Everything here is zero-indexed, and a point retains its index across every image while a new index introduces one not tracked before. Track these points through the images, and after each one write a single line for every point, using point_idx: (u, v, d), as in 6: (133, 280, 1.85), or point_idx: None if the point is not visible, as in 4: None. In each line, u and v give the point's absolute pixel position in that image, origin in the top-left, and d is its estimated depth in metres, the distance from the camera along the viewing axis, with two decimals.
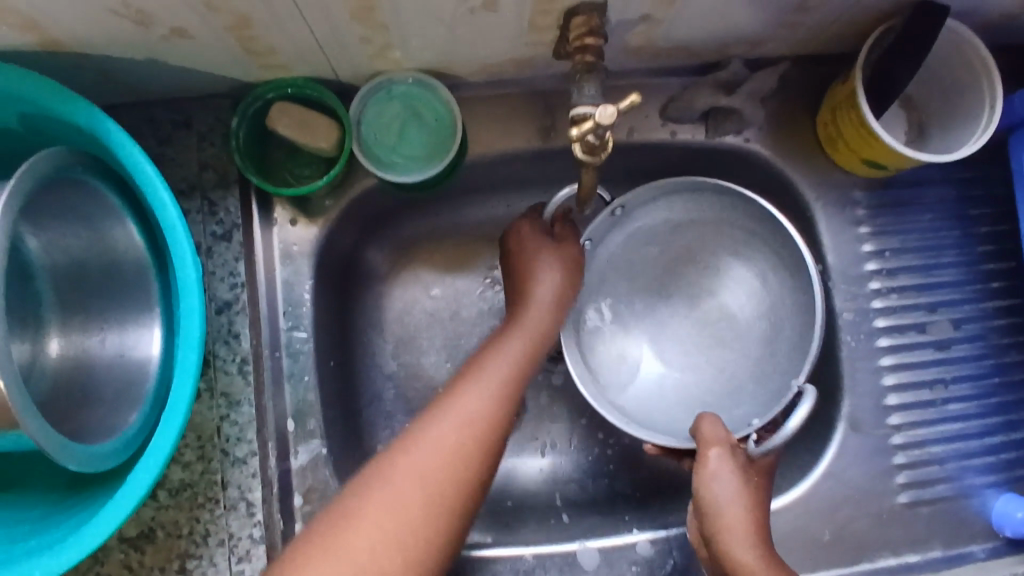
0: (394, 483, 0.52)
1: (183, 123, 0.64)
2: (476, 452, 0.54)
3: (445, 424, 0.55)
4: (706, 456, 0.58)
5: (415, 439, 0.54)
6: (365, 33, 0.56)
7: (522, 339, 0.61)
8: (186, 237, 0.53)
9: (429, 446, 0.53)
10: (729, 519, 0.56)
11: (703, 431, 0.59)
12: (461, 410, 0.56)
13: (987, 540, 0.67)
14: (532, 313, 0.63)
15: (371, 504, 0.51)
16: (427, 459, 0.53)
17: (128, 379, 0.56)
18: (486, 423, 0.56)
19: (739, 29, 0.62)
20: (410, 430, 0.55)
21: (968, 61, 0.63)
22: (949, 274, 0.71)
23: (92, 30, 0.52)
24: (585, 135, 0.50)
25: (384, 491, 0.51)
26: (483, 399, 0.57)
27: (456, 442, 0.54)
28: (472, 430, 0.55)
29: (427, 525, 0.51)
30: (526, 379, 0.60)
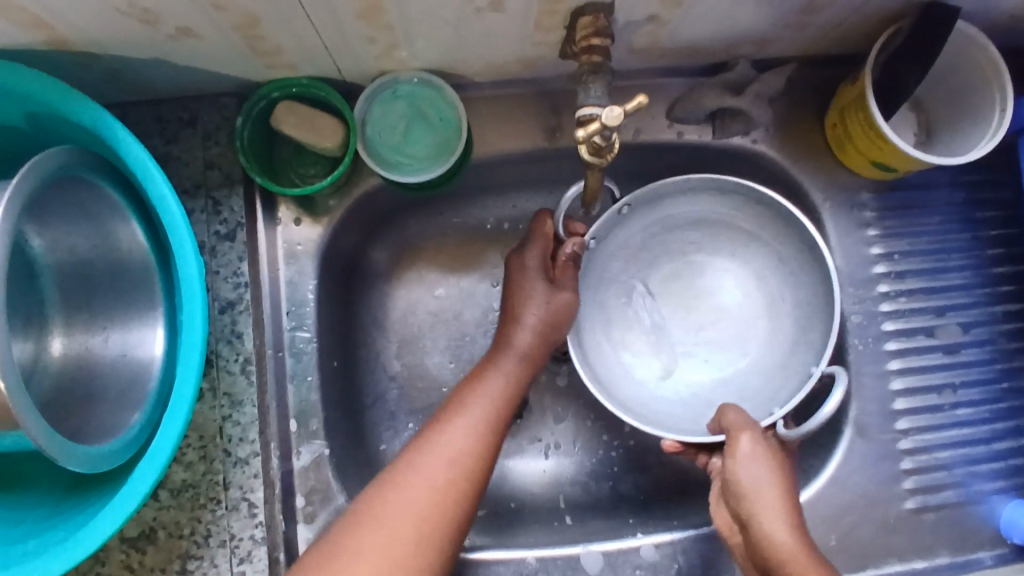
0: (385, 521, 0.52)
1: (188, 121, 0.63)
2: (465, 488, 0.55)
3: (433, 461, 0.55)
4: (737, 440, 0.57)
5: (403, 478, 0.54)
6: (370, 33, 0.56)
7: (499, 371, 0.61)
8: (190, 238, 0.52)
9: (417, 483, 0.54)
10: (763, 498, 0.55)
11: (730, 418, 0.59)
12: (445, 449, 0.55)
13: (995, 548, 0.66)
14: (513, 341, 0.62)
15: (365, 539, 0.51)
16: (418, 495, 0.53)
17: (131, 379, 0.56)
18: (473, 457, 0.56)
19: (747, 30, 0.61)
20: (397, 468, 0.55)
21: (978, 64, 0.62)
22: (958, 277, 0.70)
23: (97, 28, 0.51)
24: (591, 136, 0.50)
25: (376, 528, 0.51)
26: (467, 434, 0.57)
27: (444, 478, 0.54)
28: (457, 465, 0.55)
29: (420, 558, 0.51)
30: (507, 409, 0.60)
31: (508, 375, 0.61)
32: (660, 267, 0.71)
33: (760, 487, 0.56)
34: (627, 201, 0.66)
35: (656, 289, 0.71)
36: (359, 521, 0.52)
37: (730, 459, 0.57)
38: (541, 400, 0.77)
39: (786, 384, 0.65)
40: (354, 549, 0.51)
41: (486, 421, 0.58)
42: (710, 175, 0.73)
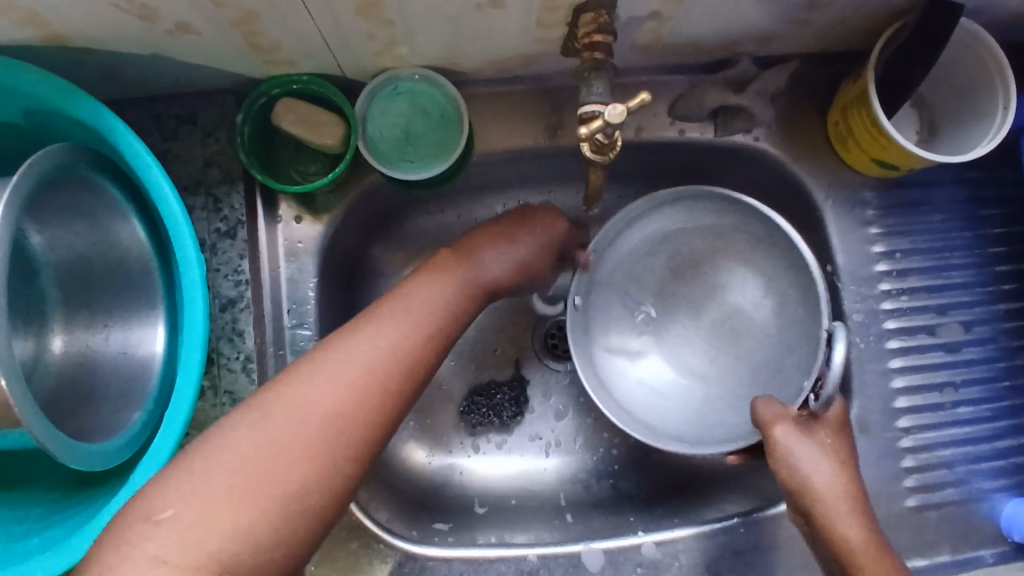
0: (278, 421, 0.48)
1: (188, 119, 0.63)
2: (391, 385, 0.52)
3: (349, 355, 0.52)
4: (774, 436, 0.58)
5: (304, 378, 0.50)
6: (371, 29, 0.56)
7: (437, 286, 0.58)
8: (190, 236, 0.52)
9: (319, 384, 0.50)
10: (820, 490, 0.56)
11: (760, 412, 0.59)
12: (354, 352, 0.52)
13: (996, 546, 0.66)
14: (465, 270, 0.60)
15: (268, 428, 0.48)
16: (332, 386, 0.50)
17: (132, 377, 0.56)
18: (389, 366, 0.53)
19: (749, 27, 0.61)
20: (302, 367, 0.51)
21: (981, 61, 0.62)
22: (959, 275, 0.70)
23: (98, 25, 0.51)
24: (593, 134, 0.49)
25: (281, 417, 0.48)
26: (401, 328, 0.54)
27: (361, 372, 0.51)
28: (369, 372, 0.51)
29: (315, 462, 0.48)
30: (446, 324, 0.57)
31: (459, 282, 0.59)
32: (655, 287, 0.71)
33: (814, 479, 0.56)
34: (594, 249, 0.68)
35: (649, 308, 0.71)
36: (262, 410, 0.49)
37: (773, 455, 0.58)
38: (542, 397, 0.77)
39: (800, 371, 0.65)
40: (254, 435, 0.47)
41: (426, 321, 0.56)
42: (711, 172, 0.73)
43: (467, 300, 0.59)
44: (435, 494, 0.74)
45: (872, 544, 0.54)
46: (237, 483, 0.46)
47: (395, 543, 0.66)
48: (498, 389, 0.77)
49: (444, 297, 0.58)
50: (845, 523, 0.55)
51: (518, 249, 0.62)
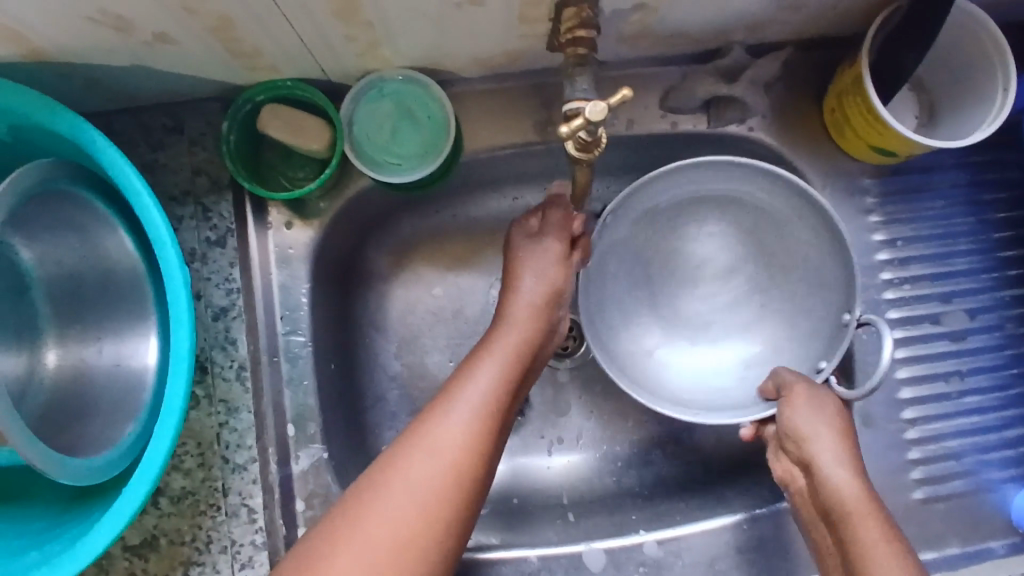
0: (376, 519, 0.49)
1: (175, 128, 0.63)
2: (468, 485, 0.51)
3: (414, 477, 0.50)
4: (791, 390, 0.59)
5: (391, 471, 0.51)
6: (350, 32, 0.55)
7: (499, 358, 0.56)
8: (174, 248, 0.52)
9: (412, 475, 0.50)
10: (824, 442, 0.56)
11: (781, 376, 0.60)
12: (440, 436, 0.52)
13: (1007, 537, 0.65)
14: (510, 329, 0.59)
15: (352, 548, 0.48)
16: (404, 511, 0.49)
17: (125, 389, 0.56)
18: (474, 446, 0.52)
19: (738, 15, 0.60)
20: (386, 460, 0.51)
21: (979, 41, 0.60)
22: (963, 262, 0.68)
23: (74, 37, 0.51)
24: (575, 132, 0.47)
25: (356, 550, 0.48)
26: (466, 434, 0.52)
27: (438, 481, 0.50)
28: (457, 454, 0.52)
29: (419, 553, 0.49)
30: (507, 399, 0.56)
31: (510, 359, 0.57)
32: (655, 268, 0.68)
33: (819, 431, 0.57)
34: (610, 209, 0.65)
35: (643, 290, 0.68)
36: (339, 544, 0.48)
37: (785, 408, 0.59)
38: (542, 394, 0.76)
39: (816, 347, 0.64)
40: (330, 573, 0.47)
41: (486, 414, 0.54)
42: (707, 163, 0.71)
43: (523, 368, 0.58)
44: None
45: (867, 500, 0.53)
46: None
47: None
48: None
49: (495, 380, 0.55)
50: (841, 471, 0.55)
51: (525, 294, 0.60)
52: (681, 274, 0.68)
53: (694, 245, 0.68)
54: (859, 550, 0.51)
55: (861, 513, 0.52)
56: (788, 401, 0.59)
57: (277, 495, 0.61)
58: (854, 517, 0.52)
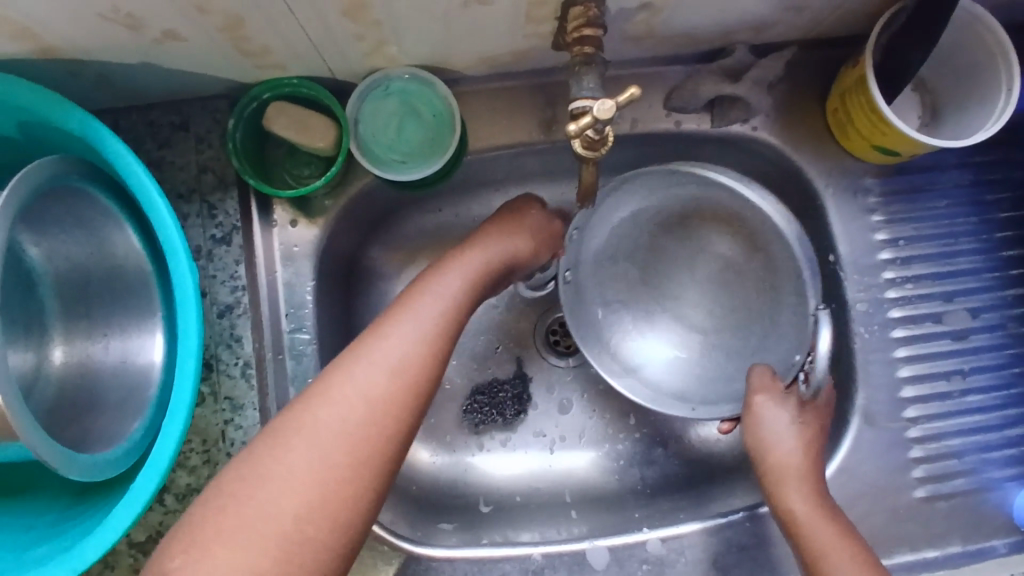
0: (313, 433, 0.48)
1: (181, 126, 0.63)
2: (409, 407, 0.52)
3: (363, 379, 0.51)
4: (757, 403, 0.62)
5: (333, 388, 0.50)
6: (358, 30, 0.55)
7: (457, 277, 0.60)
8: (182, 244, 0.52)
9: (354, 393, 0.50)
10: (785, 467, 0.59)
11: (756, 379, 0.63)
12: (386, 357, 0.52)
13: (1008, 535, 0.65)
14: (468, 254, 0.61)
15: (288, 464, 0.47)
16: (349, 410, 0.50)
17: (131, 386, 0.56)
18: (418, 367, 0.53)
19: (743, 15, 0.60)
20: (329, 376, 0.51)
21: (984, 42, 0.60)
22: (965, 262, 0.69)
23: (84, 35, 0.51)
24: (583, 131, 0.48)
25: (299, 445, 0.48)
26: (419, 340, 0.54)
27: (381, 402, 0.51)
28: (402, 376, 0.52)
29: (354, 472, 0.48)
30: (462, 316, 0.58)
31: (469, 275, 0.60)
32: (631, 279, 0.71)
33: (781, 453, 0.60)
34: (574, 226, 0.69)
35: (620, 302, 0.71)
36: (283, 438, 0.48)
37: (750, 418, 0.62)
38: (546, 392, 0.77)
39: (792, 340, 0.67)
40: (271, 462, 0.47)
41: (439, 324, 0.56)
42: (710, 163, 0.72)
43: (478, 292, 0.61)
44: (442, 494, 0.73)
45: (816, 511, 0.57)
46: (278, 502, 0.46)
47: (400, 543, 0.66)
48: (502, 386, 0.76)
49: (453, 291, 0.58)
50: (796, 495, 0.58)
51: (501, 242, 0.63)
52: (662, 276, 0.71)
53: (687, 244, 0.71)
54: (813, 553, 0.56)
55: (813, 528, 0.57)
56: (749, 413, 0.63)
57: None
58: (812, 536, 0.56)
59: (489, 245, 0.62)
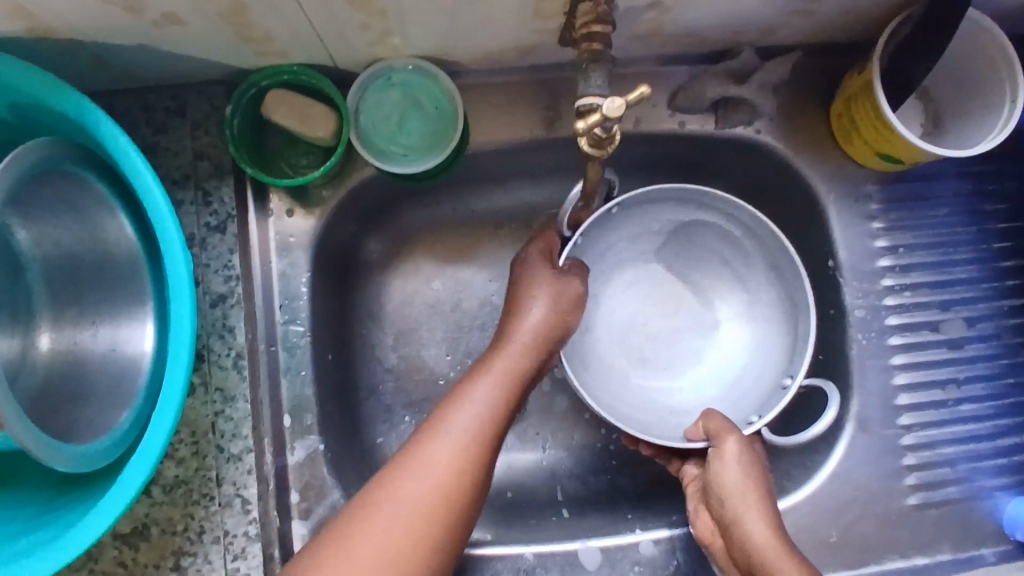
0: (369, 535, 0.49)
1: (176, 110, 0.62)
2: (461, 503, 0.51)
3: (410, 492, 0.51)
4: (721, 445, 0.57)
5: (385, 491, 0.51)
6: (363, 19, 0.54)
7: (503, 373, 0.56)
8: (178, 234, 0.51)
9: (405, 493, 0.50)
10: (742, 499, 0.55)
11: (714, 422, 0.58)
12: (438, 457, 0.52)
13: (998, 544, 0.66)
14: (515, 345, 0.57)
15: (344, 568, 0.48)
16: (402, 509, 0.50)
17: (120, 375, 0.55)
18: (468, 464, 0.52)
19: (752, 16, 0.59)
20: (383, 480, 0.51)
21: (990, 52, 0.60)
22: (963, 271, 0.69)
23: (80, 15, 0.50)
24: (591, 128, 0.47)
25: (349, 568, 0.48)
26: (442, 468, 0.52)
27: (434, 499, 0.51)
28: (454, 475, 0.52)
29: (414, 563, 0.49)
30: (511, 413, 0.56)
31: (511, 376, 0.56)
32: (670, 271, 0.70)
33: (741, 485, 0.55)
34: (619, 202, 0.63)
35: (611, 308, 0.69)
36: (337, 545, 0.49)
37: (713, 459, 0.57)
38: (540, 388, 0.76)
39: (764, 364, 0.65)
40: None
41: (487, 425, 0.54)
42: (711, 165, 0.71)
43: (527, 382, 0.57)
44: None
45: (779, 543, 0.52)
46: None
47: None
48: None
49: (490, 400, 0.55)
50: (755, 524, 0.53)
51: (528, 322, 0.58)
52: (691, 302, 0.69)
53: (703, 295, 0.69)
54: None
55: (775, 554, 0.51)
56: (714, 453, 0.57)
57: (272, 486, 0.60)
58: (771, 560, 0.51)
59: (530, 341, 0.57)
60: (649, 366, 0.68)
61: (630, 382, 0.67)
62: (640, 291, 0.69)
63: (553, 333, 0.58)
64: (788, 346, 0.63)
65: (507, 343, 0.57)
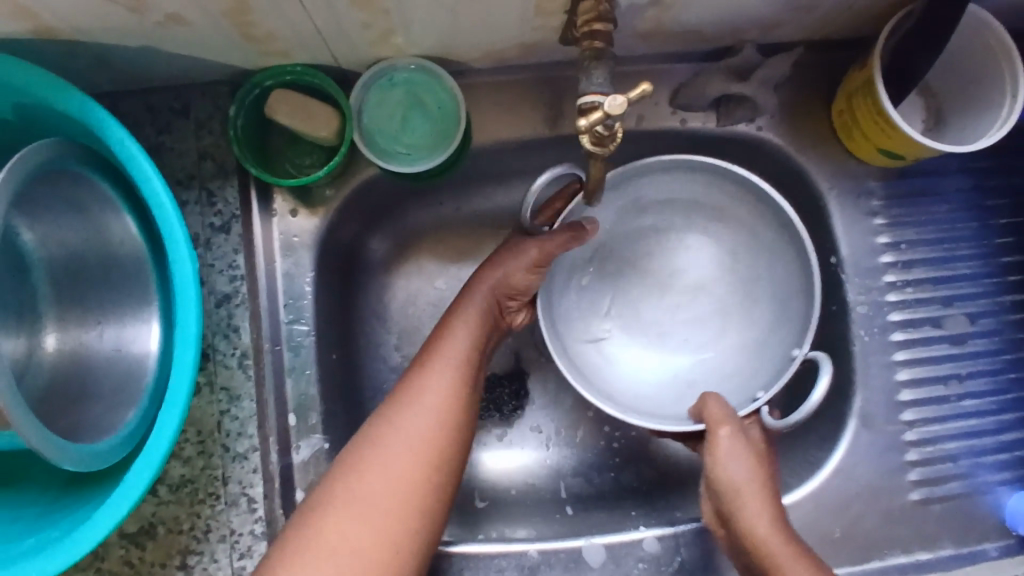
0: (369, 472, 0.53)
1: (180, 111, 0.62)
2: (451, 435, 0.56)
3: (403, 430, 0.54)
4: (717, 439, 0.58)
5: (382, 432, 0.54)
6: (366, 18, 0.54)
7: (469, 321, 0.60)
8: (183, 234, 0.51)
9: (399, 433, 0.54)
10: (745, 496, 0.57)
11: (709, 411, 0.59)
12: (427, 396, 0.56)
13: (1001, 539, 0.66)
14: (475, 297, 0.62)
15: (347, 501, 0.52)
16: (398, 448, 0.54)
17: (127, 375, 0.55)
18: (452, 400, 0.57)
19: (752, 13, 0.59)
20: (377, 420, 0.55)
21: (990, 47, 0.60)
22: (965, 267, 0.69)
23: (84, 16, 0.50)
24: (593, 126, 0.47)
25: (350, 502, 0.52)
26: (433, 404, 0.56)
27: (425, 434, 0.55)
28: (440, 411, 0.56)
29: (413, 494, 0.53)
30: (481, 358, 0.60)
31: (475, 324, 0.61)
32: (689, 240, 0.68)
33: (738, 484, 0.58)
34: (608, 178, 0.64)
35: (622, 278, 0.69)
36: (340, 483, 0.53)
37: (712, 455, 0.59)
38: (543, 385, 0.76)
39: (773, 340, 0.65)
40: (317, 537, 0.50)
41: (463, 367, 0.58)
42: None
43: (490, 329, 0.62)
44: None
45: (784, 543, 0.55)
46: (354, 537, 0.51)
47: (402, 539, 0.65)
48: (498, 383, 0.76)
49: (466, 346, 0.59)
50: (760, 523, 0.56)
51: (518, 262, 0.61)
52: (701, 277, 0.68)
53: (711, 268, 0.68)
54: None
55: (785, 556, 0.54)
56: (713, 450, 0.59)
57: (278, 485, 0.61)
58: (779, 560, 0.54)
59: (486, 289, 0.62)
60: (655, 337, 0.68)
61: (633, 354, 0.68)
62: (653, 263, 0.69)
63: (512, 282, 0.62)
64: (799, 327, 0.63)
65: (469, 294, 0.62)
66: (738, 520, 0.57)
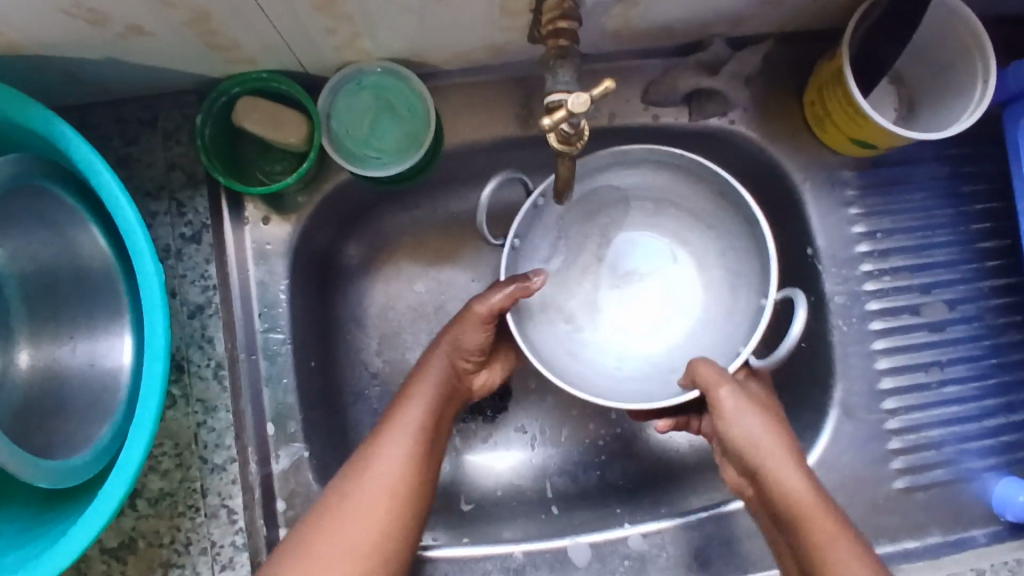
0: (315, 560, 0.53)
1: (148, 122, 0.61)
2: (402, 518, 0.55)
3: (353, 517, 0.54)
4: (719, 398, 0.56)
5: (333, 518, 0.54)
6: (329, 24, 0.54)
7: (423, 399, 0.59)
8: (148, 246, 0.51)
9: (348, 520, 0.54)
10: (766, 450, 0.55)
11: (703, 373, 0.57)
12: (371, 481, 0.55)
13: (987, 525, 0.66)
14: (423, 375, 0.60)
15: None
16: (348, 535, 0.54)
17: (99, 389, 0.55)
18: (405, 483, 0.56)
19: (720, 7, 0.59)
20: (330, 503, 0.55)
21: (959, 34, 0.61)
22: (942, 254, 0.69)
23: (43, 30, 0.50)
24: (558, 124, 0.47)
25: None
26: (375, 491, 0.55)
27: (373, 520, 0.54)
28: (386, 496, 0.55)
29: None
30: (435, 437, 0.59)
31: (430, 399, 0.59)
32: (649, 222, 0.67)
33: (755, 439, 0.56)
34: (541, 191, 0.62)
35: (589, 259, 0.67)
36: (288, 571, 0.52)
37: (719, 417, 0.57)
38: (526, 385, 0.76)
39: (745, 297, 0.63)
40: None
41: (415, 449, 0.57)
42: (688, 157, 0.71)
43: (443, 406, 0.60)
44: None
45: (816, 495, 0.53)
46: None
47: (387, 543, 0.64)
48: None
49: (418, 422, 0.58)
50: (790, 476, 0.54)
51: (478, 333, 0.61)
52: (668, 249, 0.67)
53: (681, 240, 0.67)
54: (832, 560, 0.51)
55: (817, 509, 0.53)
56: (720, 413, 0.57)
57: (258, 495, 0.60)
58: (812, 514, 0.53)
59: (432, 380, 0.60)
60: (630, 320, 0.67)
61: (609, 333, 0.66)
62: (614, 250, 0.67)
63: (467, 345, 0.61)
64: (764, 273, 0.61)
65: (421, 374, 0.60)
66: (765, 478, 0.55)
